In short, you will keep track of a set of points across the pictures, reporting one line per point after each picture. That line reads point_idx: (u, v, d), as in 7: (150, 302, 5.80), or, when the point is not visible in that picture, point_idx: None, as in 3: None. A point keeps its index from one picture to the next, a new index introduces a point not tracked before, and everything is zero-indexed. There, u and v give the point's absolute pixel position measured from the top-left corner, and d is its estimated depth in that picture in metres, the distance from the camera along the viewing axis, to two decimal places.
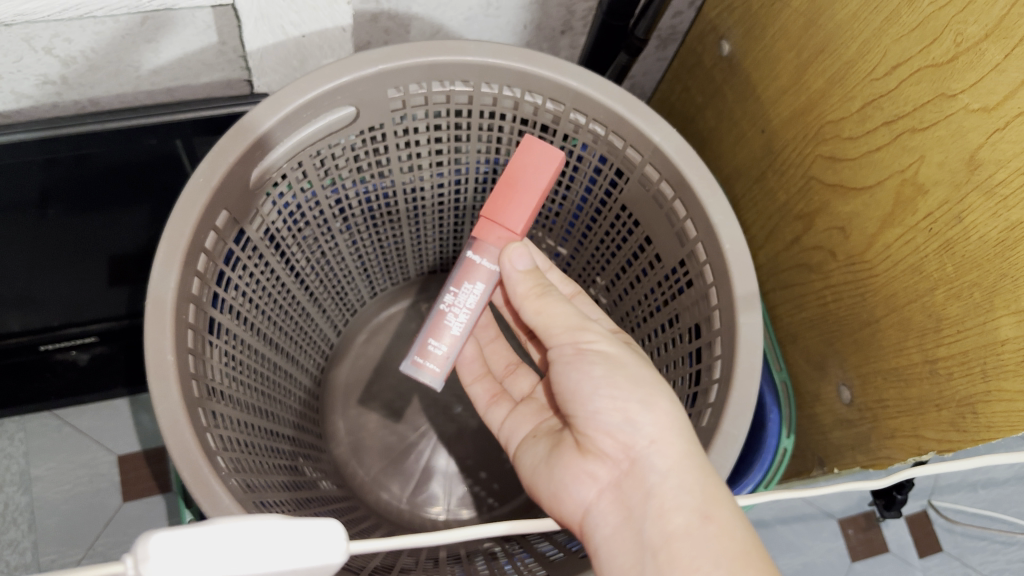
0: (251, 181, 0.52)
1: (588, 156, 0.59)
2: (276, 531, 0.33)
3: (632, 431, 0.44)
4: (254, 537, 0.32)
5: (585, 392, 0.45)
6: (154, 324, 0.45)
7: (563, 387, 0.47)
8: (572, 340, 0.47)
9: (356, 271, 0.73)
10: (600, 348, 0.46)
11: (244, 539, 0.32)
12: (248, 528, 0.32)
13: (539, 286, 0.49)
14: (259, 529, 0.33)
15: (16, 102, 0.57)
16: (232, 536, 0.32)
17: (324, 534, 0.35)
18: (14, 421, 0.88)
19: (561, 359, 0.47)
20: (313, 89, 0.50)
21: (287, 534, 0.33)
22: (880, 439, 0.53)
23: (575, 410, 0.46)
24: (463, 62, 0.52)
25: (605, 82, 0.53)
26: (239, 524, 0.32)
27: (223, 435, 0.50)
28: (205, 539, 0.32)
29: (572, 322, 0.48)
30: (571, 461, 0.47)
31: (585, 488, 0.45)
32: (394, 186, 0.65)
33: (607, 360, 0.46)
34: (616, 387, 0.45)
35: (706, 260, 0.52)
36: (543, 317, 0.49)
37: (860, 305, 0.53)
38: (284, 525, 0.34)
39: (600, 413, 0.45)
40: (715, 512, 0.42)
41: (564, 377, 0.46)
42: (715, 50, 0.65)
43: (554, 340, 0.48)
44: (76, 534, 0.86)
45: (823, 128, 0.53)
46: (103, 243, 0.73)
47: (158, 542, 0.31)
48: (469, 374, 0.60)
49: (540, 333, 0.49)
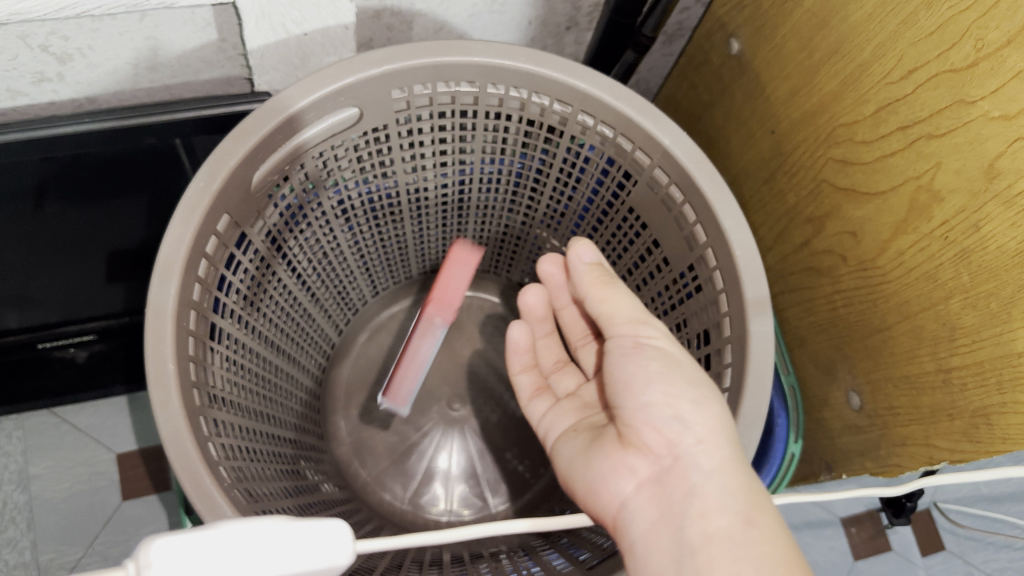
0: (253, 185, 0.51)
1: (595, 157, 0.58)
2: (278, 534, 0.32)
3: (680, 427, 0.43)
4: (258, 539, 0.31)
5: (638, 385, 0.44)
6: (153, 334, 0.44)
7: (615, 379, 0.46)
8: (633, 333, 0.47)
9: (359, 271, 0.72)
10: (659, 346, 0.46)
11: (246, 542, 0.31)
12: (250, 530, 0.31)
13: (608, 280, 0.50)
14: (263, 531, 0.32)
15: (12, 100, 0.56)
16: (232, 541, 0.31)
17: (323, 534, 0.33)
18: (12, 419, 0.87)
19: (617, 351, 0.47)
20: (317, 89, 0.49)
21: (290, 535, 0.32)
22: (890, 446, 0.52)
23: (622, 401, 0.45)
24: (468, 62, 0.51)
25: (613, 82, 0.52)
26: (241, 525, 0.31)
27: (226, 443, 0.49)
28: (206, 544, 0.31)
29: (635, 316, 0.47)
30: (610, 452, 0.45)
31: (623, 481, 0.44)
32: (398, 187, 0.64)
33: (664, 357, 0.45)
34: (671, 384, 0.44)
35: (716, 265, 0.51)
36: (609, 308, 0.49)
37: (871, 311, 0.52)
38: (287, 526, 0.32)
39: (649, 406, 0.43)
40: (758, 518, 0.40)
41: (617, 369, 0.46)
42: (723, 48, 0.64)
43: (616, 331, 0.48)
44: (75, 533, 0.85)
45: (835, 131, 0.52)
46: (101, 240, 0.72)
47: (162, 548, 0.30)
48: (517, 364, 0.59)
49: (603, 323, 0.49)
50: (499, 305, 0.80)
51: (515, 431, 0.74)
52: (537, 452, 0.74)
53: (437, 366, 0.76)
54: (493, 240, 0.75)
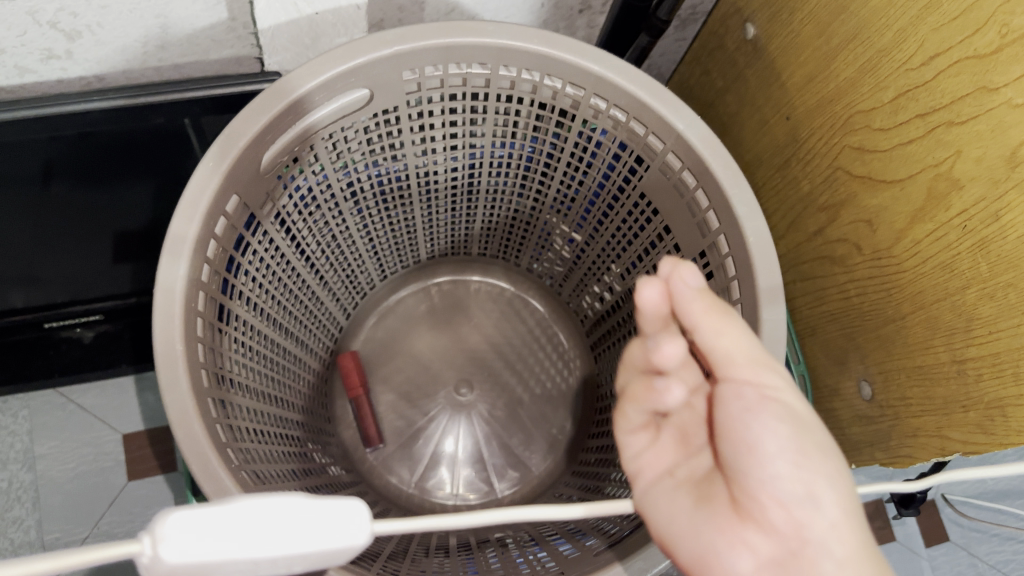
0: (263, 166, 0.51)
1: (607, 141, 0.58)
2: (293, 512, 0.28)
3: (814, 510, 0.32)
4: (272, 516, 0.28)
5: (762, 450, 0.33)
6: (162, 314, 0.44)
7: (729, 436, 0.34)
8: (755, 381, 0.35)
9: (368, 254, 0.71)
10: (787, 398, 0.34)
11: (260, 518, 0.28)
12: (265, 505, 0.28)
13: (722, 307, 0.36)
14: (277, 508, 0.28)
15: (20, 77, 0.55)
16: (246, 517, 0.27)
17: (337, 513, 0.30)
18: (18, 398, 0.87)
19: (735, 402, 0.34)
20: (327, 70, 0.48)
21: (305, 514, 0.29)
22: (901, 437, 0.52)
23: (741, 468, 0.34)
24: (480, 44, 0.51)
25: (627, 66, 0.51)
26: (255, 500, 0.28)
27: (234, 426, 0.49)
28: (218, 520, 0.27)
29: (755, 357, 0.35)
30: (722, 525, 0.34)
31: (739, 564, 0.33)
32: (407, 170, 0.64)
33: (794, 411, 0.34)
34: (804, 453, 0.33)
35: (729, 253, 0.51)
36: (725, 342, 0.35)
37: (885, 301, 0.51)
38: (301, 504, 0.29)
39: (777, 479, 0.32)
40: None
41: (735, 425, 0.34)
42: (739, 33, 0.63)
43: (733, 374, 0.35)
44: (80, 513, 0.85)
45: (852, 118, 0.51)
46: (109, 220, 0.72)
47: (175, 522, 0.27)
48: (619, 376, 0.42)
49: (716, 361, 0.36)
50: (507, 290, 0.79)
51: (521, 417, 0.74)
52: (543, 439, 0.74)
53: (444, 351, 0.76)
54: (502, 225, 0.75)
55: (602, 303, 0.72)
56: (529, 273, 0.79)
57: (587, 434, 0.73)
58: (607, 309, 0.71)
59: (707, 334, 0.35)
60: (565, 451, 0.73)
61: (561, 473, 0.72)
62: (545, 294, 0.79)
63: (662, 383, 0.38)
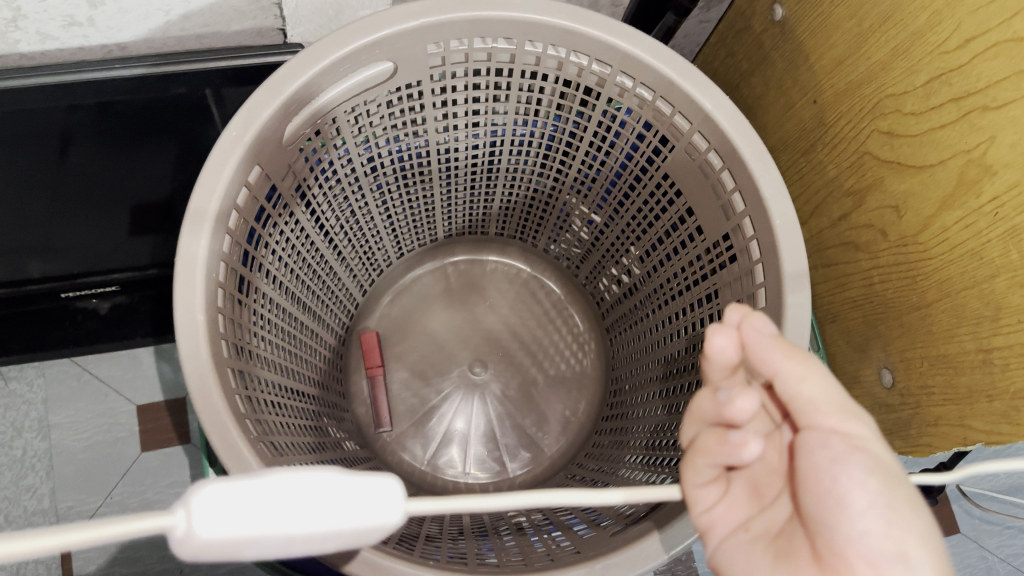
0: (285, 138, 0.50)
1: (631, 121, 0.57)
2: (335, 490, 0.25)
3: (907, 573, 0.29)
4: (313, 493, 0.24)
5: (850, 509, 0.30)
6: (183, 283, 0.44)
7: (813, 493, 0.31)
8: (842, 431, 0.31)
9: (386, 231, 0.71)
10: (876, 449, 0.31)
11: (302, 496, 0.24)
12: (306, 480, 0.24)
13: (802, 355, 0.33)
14: (319, 484, 0.24)
15: (42, 43, 0.54)
16: (285, 492, 0.24)
17: (379, 495, 0.26)
18: (33, 367, 0.88)
19: (820, 454, 0.31)
20: (352, 42, 0.48)
21: (347, 495, 0.25)
22: (922, 426, 0.52)
23: (828, 524, 0.30)
24: (507, 18, 0.50)
25: (655, 43, 0.51)
26: (294, 475, 0.24)
27: (252, 396, 0.49)
28: (255, 494, 0.23)
29: (839, 405, 0.32)
30: None
31: None
32: (428, 146, 0.63)
33: (885, 464, 0.30)
34: (895, 512, 0.29)
35: (753, 235, 0.50)
36: (809, 389, 0.32)
37: (910, 289, 0.51)
38: (343, 481, 0.25)
39: (865, 538, 0.29)
40: None
41: (820, 480, 0.31)
42: (767, 14, 0.62)
43: (817, 422, 0.32)
44: (94, 482, 0.86)
45: (882, 102, 0.51)
46: (128, 191, 0.71)
47: (207, 497, 0.23)
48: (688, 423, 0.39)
49: (798, 410, 0.32)
50: (523, 272, 0.79)
51: (536, 398, 0.74)
52: (556, 420, 0.74)
53: (459, 330, 0.75)
54: (520, 206, 0.75)
55: (619, 285, 0.71)
56: (545, 254, 0.79)
57: (601, 416, 0.73)
58: (625, 292, 0.71)
59: (787, 381, 0.33)
60: (578, 432, 0.73)
61: (574, 455, 0.72)
62: (562, 275, 0.79)
63: (737, 439, 0.34)
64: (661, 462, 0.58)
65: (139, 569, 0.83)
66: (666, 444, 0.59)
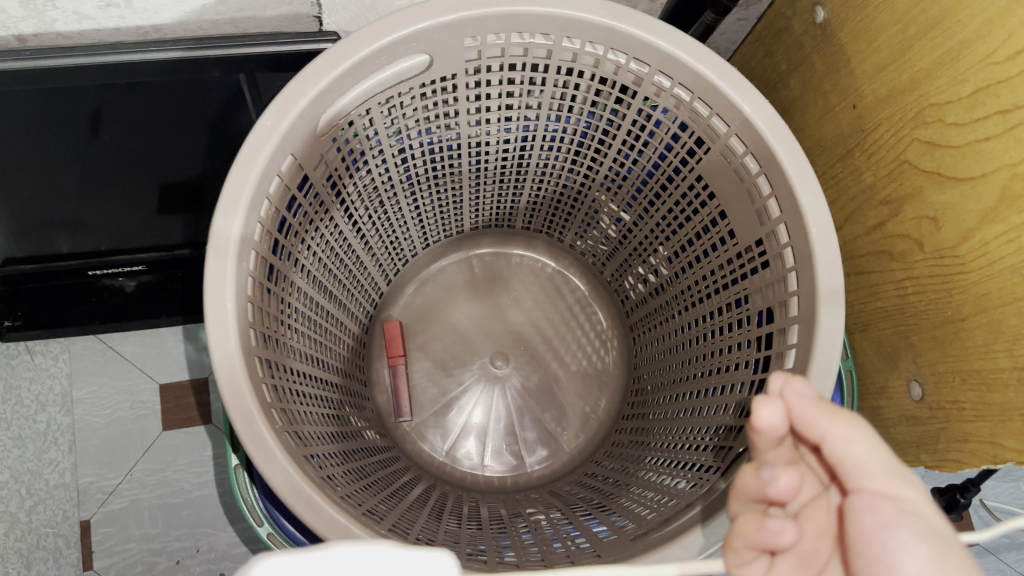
0: (319, 126, 0.50)
1: (667, 121, 0.57)
2: (390, 564, 0.25)
3: None
4: (368, 566, 0.25)
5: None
6: (214, 271, 0.44)
7: (862, 563, 0.29)
8: (890, 493, 0.30)
9: (413, 221, 0.71)
10: (927, 512, 0.29)
11: (355, 570, 0.25)
12: (361, 555, 0.25)
13: (849, 417, 0.32)
14: (374, 559, 0.25)
15: (78, 23, 0.54)
16: (342, 565, 0.25)
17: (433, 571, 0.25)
18: (59, 342, 0.89)
19: (869, 520, 0.29)
20: (388, 33, 0.48)
21: (402, 570, 0.25)
22: (950, 441, 0.51)
23: None
24: (546, 13, 0.49)
25: (695, 44, 0.50)
26: (350, 551, 0.25)
27: (278, 385, 0.49)
28: (314, 564, 0.25)
29: (887, 467, 0.31)
30: None
31: None
32: (459, 138, 0.63)
33: (938, 529, 0.29)
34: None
35: (788, 242, 0.50)
36: (858, 450, 0.31)
37: (944, 301, 0.50)
38: (400, 555, 0.25)
39: None
40: None
41: (869, 549, 0.29)
42: (808, 15, 0.61)
43: (865, 484, 0.30)
44: (115, 458, 0.87)
45: (924, 110, 0.50)
46: (158, 171, 0.72)
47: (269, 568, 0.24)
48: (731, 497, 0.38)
49: (846, 472, 0.31)
50: (549, 267, 0.79)
51: (557, 393, 0.74)
52: (576, 416, 0.73)
53: (482, 322, 0.75)
54: (548, 200, 0.74)
55: (645, 284, 0.71)
56: (572, 249, 0.78)
57: (621, 414, 0.73)
58: (651, 291, 0.70)
59: (835, 443, 0.32)
60: (598, 430, 0.73)
61: (593, 452, 0.72)
62: (587, 271, 0.78)
63: (776, 526, 0.32)
64: (681, 466, 0.58)
65: (156, 546, 0.85)
66: (688, 447, 0.58)
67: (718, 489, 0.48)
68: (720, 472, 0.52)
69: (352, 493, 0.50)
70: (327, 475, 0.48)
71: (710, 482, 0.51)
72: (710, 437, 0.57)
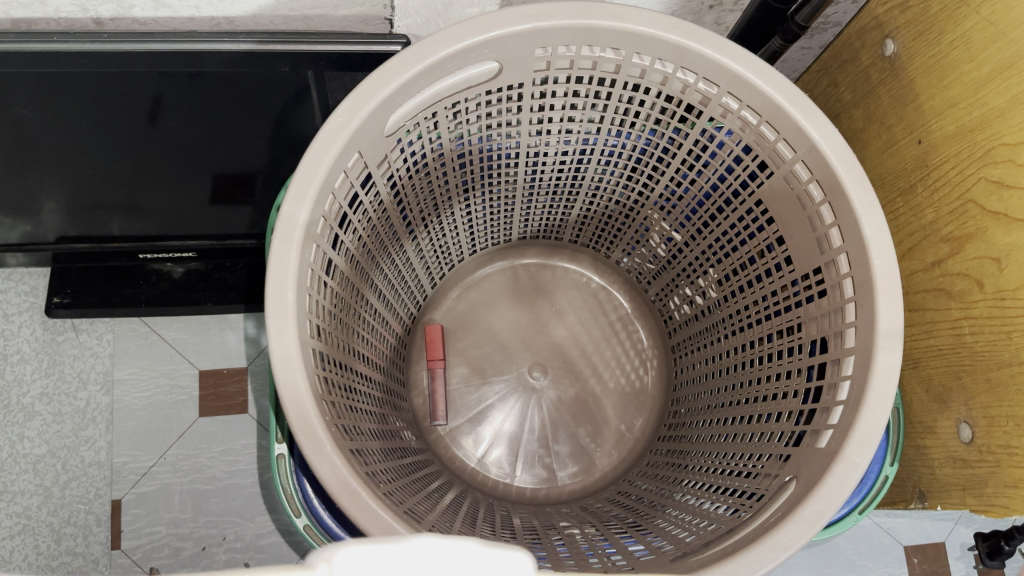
0: (388, 126, 0.50)
1: (731, 143, 0.57)
2: (471, 562, 0.24)
3: None
4: (450, 563, 0.24)
5: None
6: (278, 261, 0.45)
7: None
8: None
9: (463, 226, 0.71)
10: None
11: (439, 563, 0.23)
12: (445, 548, 0.24)
13: None
14: (459, 554, 0.24)
15: (155, 10, 0.54)
16: (422, 557, 0.23)
17: (510, 567, 0.24)
18: (104, 323, 0.90)
19: None
20: (464, 39, 0.48)
21: (482, 567, 0.24)
22: (998, 486, 0.50)
23: None
24: (619, 28, 0.49)
25: (769, 68, 0.50)
26: (435, 542, 0.24)
27: (328, 377, 0.49)
28: (397, 560, 0.23)
29: None
30: None
31: None
32: (518, 148, 0.63)
33: None
34: None
35: (848, 272, 0.50)
36: None
37: (1002, 343, 0.49)
38: (482, 553, 0.24)
39: None
40: None
41: None
42: (877, 48, 0.61)
43: None
44: (150, 440, 0.88)
45: (993, 150, 0.49)
46: (216, 161, 0.72)
47: (347, 557, 0.23)
48: None
49: None
50: (593, 281, 0.78)
51: (593, 409, 0.74)
52: (611, 433, 0.73)
53: (524, 332, 0.75)
54: (598, 216, 0.74)
55: (691, 306, 0.71)
56: (617, 266, 0.78)
57: (657, 434, 0.73)
58: (696, 313, 0.70)
59: None
60: (631, 449, 0.73)
61: (626, 471, 0.72)
62: (632, 290, 0.78)
63: None
64: (717, 490, 0.57)
65: (183, 531, 0.86)
66: (727, 472, 0.58)
67: (761, 516, 0.48)
68: (762, 499, 0.51)
69: (393, 492, 0.50)
70: (371, 471, 0.49)
71: (752, 508, 0.51)
72: (751, 463, 0.57)
